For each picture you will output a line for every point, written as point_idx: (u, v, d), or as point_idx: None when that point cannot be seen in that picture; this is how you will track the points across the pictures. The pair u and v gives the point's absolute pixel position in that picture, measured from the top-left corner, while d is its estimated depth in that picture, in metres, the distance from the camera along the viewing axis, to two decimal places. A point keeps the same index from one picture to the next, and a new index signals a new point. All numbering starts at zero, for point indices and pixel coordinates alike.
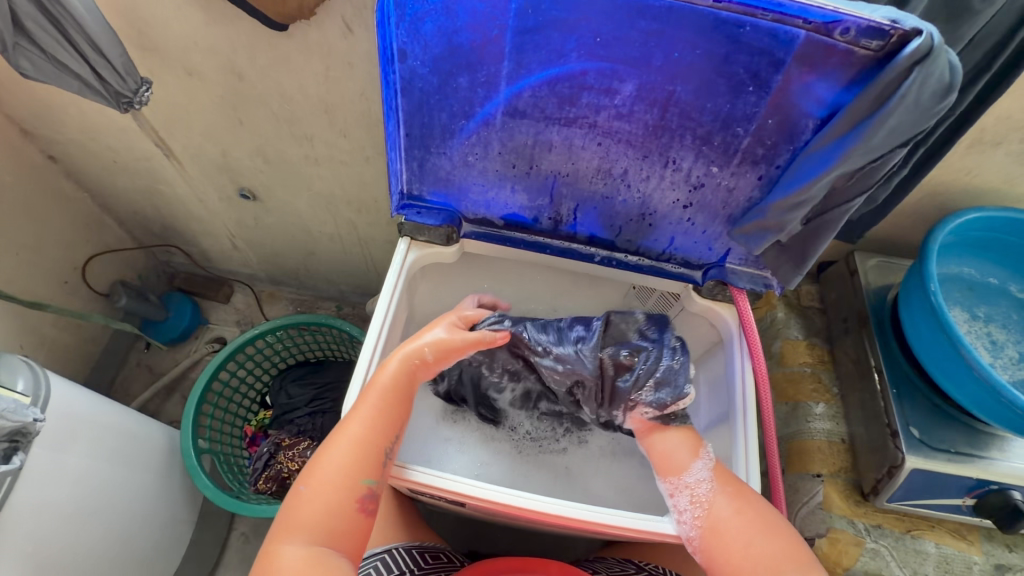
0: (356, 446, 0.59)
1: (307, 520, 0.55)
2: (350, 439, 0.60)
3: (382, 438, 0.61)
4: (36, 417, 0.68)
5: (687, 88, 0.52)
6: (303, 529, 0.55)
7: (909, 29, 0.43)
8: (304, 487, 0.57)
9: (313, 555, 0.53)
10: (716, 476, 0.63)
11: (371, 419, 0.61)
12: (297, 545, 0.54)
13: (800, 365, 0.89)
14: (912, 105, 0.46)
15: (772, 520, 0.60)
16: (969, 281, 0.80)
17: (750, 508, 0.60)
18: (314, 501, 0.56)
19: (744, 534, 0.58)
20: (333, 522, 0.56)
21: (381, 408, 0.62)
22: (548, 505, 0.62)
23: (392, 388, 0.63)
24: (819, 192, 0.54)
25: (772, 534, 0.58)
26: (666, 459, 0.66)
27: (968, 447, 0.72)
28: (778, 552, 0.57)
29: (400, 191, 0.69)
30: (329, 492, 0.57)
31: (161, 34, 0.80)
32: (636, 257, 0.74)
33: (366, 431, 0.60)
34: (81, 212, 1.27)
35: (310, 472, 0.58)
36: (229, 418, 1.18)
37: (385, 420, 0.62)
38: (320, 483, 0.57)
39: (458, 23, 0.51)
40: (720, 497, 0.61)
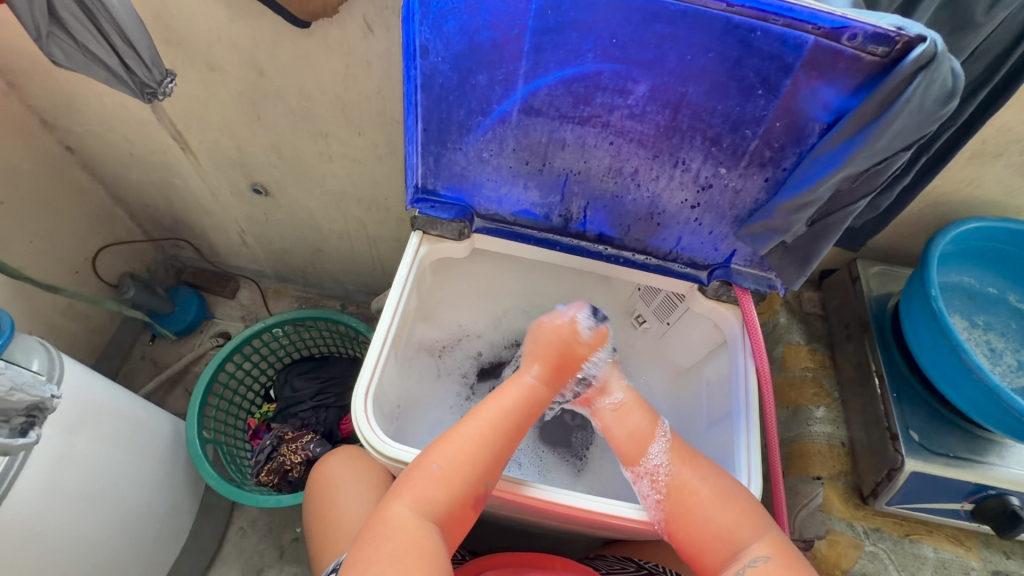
0: (480, 439, 0.61)
1: (423, 492, 0.58)
2: (474, 435, 0.62)
3: (503, 445, 0.62)
4: (53, 393, 0.70)
5: (698, 90, 0.54)
6: (418, 498, 0.57)
7: (913, 37, 0.45)
8: (440, 466, 0.59)
9: (423, 527, 0.56)
10: (672, 456, 0.65)
11: (496, 425, 0.63)
12: (402, 510, 0.56)
13: (801, 369, 0.90)
14: (916, 110, 0.47)
15: (732, 491, 0.62)
16: (969, 289, 0.81)
17: (706, 483, 0.62)
18: (440, 481, 0.58)
19: (705, 508, 0.61)
20: (453, 509, 0.58)
21: (521, 412, 0.65)
22: (552, 494, 0.63)
23: (527, 399, 0.66)
24: (824, 194, 0.55)
25: (730, 505, 0.60)
26: (625, 443, 0.67)
27: (967, 452, 0.73)
28: (738, 521, 0.60)
29: (415, 185, 0.70)
30: (470, 476, 0.60)
31: (186, 28, 0.82)
32: (643, 257, 0.75)
33: (501, 419, 0.63)
34: (94, 203, 1.29)
35: (438, 451, 0.61)
36: (232, 410, 1.19)
37: (510, 427, 0.63)
38: (450, 467, 0.59)
39: (480, 22, 0.53)
40: (677, 479, 0.63)
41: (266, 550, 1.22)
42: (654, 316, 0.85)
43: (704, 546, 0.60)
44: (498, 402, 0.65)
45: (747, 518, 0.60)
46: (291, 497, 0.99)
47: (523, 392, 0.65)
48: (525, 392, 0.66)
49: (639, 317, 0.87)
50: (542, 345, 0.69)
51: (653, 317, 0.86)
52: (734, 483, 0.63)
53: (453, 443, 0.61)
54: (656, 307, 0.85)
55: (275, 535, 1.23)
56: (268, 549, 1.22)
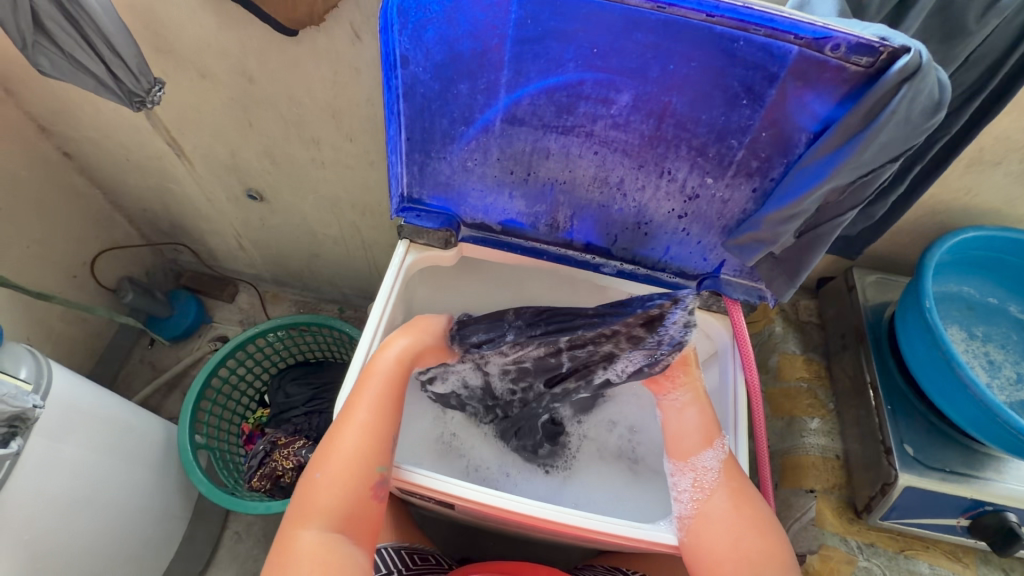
0: (364, 433, 0.60)
1: (321, 505, 0.56)
2: (357, 428, 0.61)
3: (389, 425, 0.62)
4: (35, 404, 0.70)
5: (682, 99, 0.53)
6: (321, 514, 0.56)
7: (898, 47, 0.43)
8: (322, 474, 0.58)
9: (332, 539, 0.55)
10: (724, 469, 0.63)
11: (376, 408, 0.62)
12: (310, 535, 0.55)
13: (796, 380, 0.89)
14: (902, 121, 0.46)
15: (764, 524, 0.60)
16: (967, 299, 0.79)
17: (745, 509, 0.60)
18: (329, 489, 0.57)
19: (734, 530, 0.59)
20: (358, 509, 0.58)
21: (391, 387, 0.64)
22: (534, 508, 0.62)
23: (394, 371, 0.65)
24: (811, 206, 0.54)
25: (765, 539, 0.58)
26: (680, 437, 0.67)
27: (963, 467, 0.71)
28: (769, 558, 0.57)
29: (400, 194, 0.70)
30: (350, 474, 0.58)
31: (176, 36, 0.82)
32: (631, 266, 0.74)
33: (372, 406, 0.62)
34: (93, 208, 1.30)
35: (324, 459, 0.59)
36: (226, 416, 1.19)
37: (386, 406, 0.63)
38: (336, 474, 0.58)
39: (459, 31, 0.52)
40: (722, 490, 0.62)
41: (261, 555, 1.22)
42: None
43: (722, 566, 0.58)
44: (371, 390, 0.63)
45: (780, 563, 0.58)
46: (281, 504, 0.98)
47: (395, 365, 0.65)
48: (391, 367, 0.65)
49: None
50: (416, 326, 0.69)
51: None
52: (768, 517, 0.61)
53: (335, 447, 0.60)
54: None
55: (269, 540, 1.23)
56: (262, 554, 1.22)
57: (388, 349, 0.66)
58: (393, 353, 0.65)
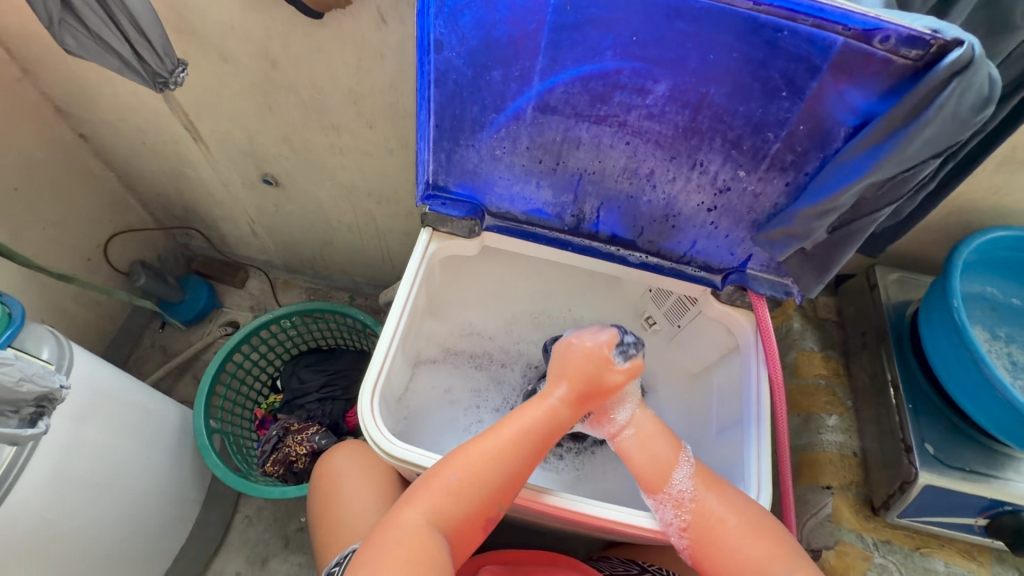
0: (498, 454, 0.60)
1: (438, 502, 0.57)
2: (501, 445, 0.61)
3: (521, 464, 0.61)
4: (61, 384, 0.69)
5: (719, 91, 0.53)
6: (433, 508, 0.57)
7: (950, 39, 0.42)
8: (457, 479, 0.59)
9: (431, 538, 0.56)
10: (698, 482, 0.63)
11: (521, 444, 0.61)
12: (416, 518, 0.56)
13: (814, 377, 0.88)
14: (948, 117, 0.45)
15: (758, 518, 0.61)
16: (991, 300, 0.79)
17: (735, 513, 0.61)
18: (456, 491, 0.58)
19: (732, 540, 0.60)
20: (463, 524, 0.58)
21: (542, 435, 0.63)
22: (557, 499, 0.62)
23: (551, 421, 0.63)
24: (847, 201, 0.53)
25: (759, 537, 0.60)
26: (647, 458, 0.65)
27: (983, 467, 0.71)
28: (766, 555, 0.59)
29: (426, 181, 0.69)
30: (483, 492, 0.59)
31: (199, 18, 0.81)
32: (656, 259, 0.74)
33: (522, 436, 0.62)
34: (106, 191, 1.29)
35: (459, 463, 0.60)
36: (240, 401, 1.19)
37: (531, 447, 0.62)
38: (468, 482, 0.59)
39: (496, 17, 0.51)
40: (701, 508, 0.62)
41: (271, 539, 1.23)
42: (665, 318, 0.84)
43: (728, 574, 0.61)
44: (511, 426, 0.62)
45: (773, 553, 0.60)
46: (296, 489, 0.99)
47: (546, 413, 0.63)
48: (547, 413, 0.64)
49: (649, 318, 0.86)
50: (570, 365, 0.66)
51: (664, 319, 0.85)
52: (770, 518, 0.62)
53: (470, 453, 0.60)
54: (668, 309, 0.83)
55: (280, 525, 1.24)
56: (273, 538, 1.23)
57: (554, 394, 0.65)
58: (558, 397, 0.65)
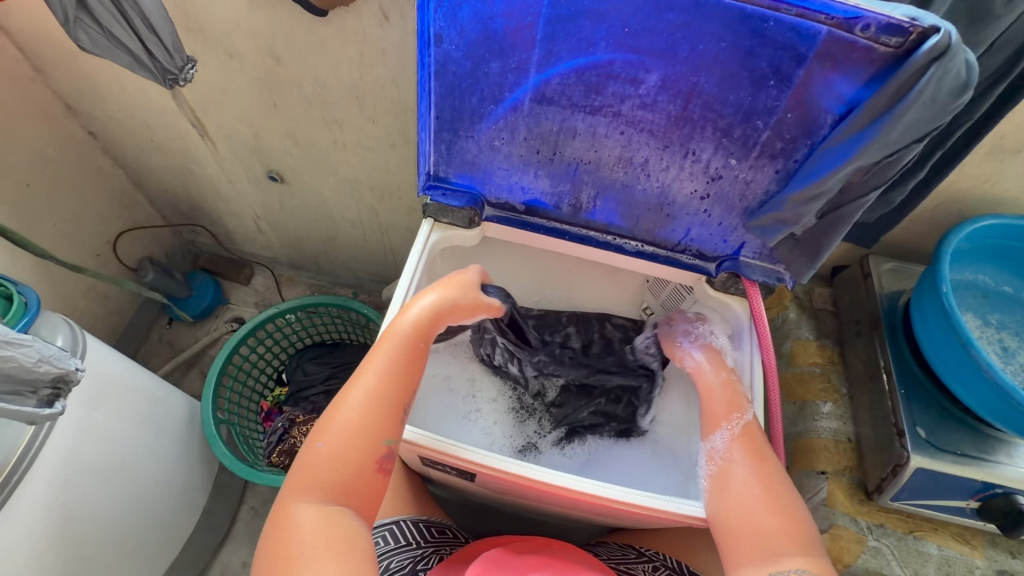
0: (367, 404, 0.60)
1: (317, 473, 0.57)
2: (359, 395, 0.61)
3: (393, 398, 0.62)
4: (77, 366, 0.71)
5: (710, 80, 0.55)
6: (315, 482, 0.56)
7: (928, 27, 0.44)
8: (327, 445, 0.58)
9: (330, 512, 0.55)
10: (742, 444, 0.65)
11: (386, 375, 0.63)
12: (304, 507, 0.54)
13: (809, 365, 0.90)
14: (928, 102, 0.47)
15: (785, 497, 0.60)
16: (982, 288, 0.80)
17: (766, 481, 0.61)
18: (331, 458, 0.57)
19: (747, 501, 0.60)
20: (356, 479, 0.58)
21: (407, 352, 0.65)
22: (555, 477, 0.64)
23: (412, 336, 0.66)
24: (834, 186, 0.55)
25: (780, 509, 0.59)
26: (710, 398, 0.70)
27: (974, 450, 0.73)
28: (782, 531, 0.58)
29: (427, 172, 0.71)
30: (360, 440, 0.59)
31: (207, 16, 0.84)
32: (651, 248, 0.76)
33: (377, 380, 0.62)
34: (116, 188, 1.32)
35: (327, 429, 0.59)
36: (246, 393, 1.21)
37: (393, 380, 0.63)
38: (342, 445, 0.58)
39: (493, 10, 0.53)
40: (733, 463, 0.64)
41: None
42: (661, 309, 0.87)
43: (737, 534, 0.59)
44: (377, 361, 0.64)
45: (791, 527, 0.58)
46: None
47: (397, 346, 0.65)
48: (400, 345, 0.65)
49: (648, 309, 0.89)
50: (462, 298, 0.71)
51: (660, 310, 0.88)
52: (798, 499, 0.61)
53: (336, 417, 0.60)
54: (665, 298, 0.85)
55: None
56: None
57: (410, 311, 0.67)
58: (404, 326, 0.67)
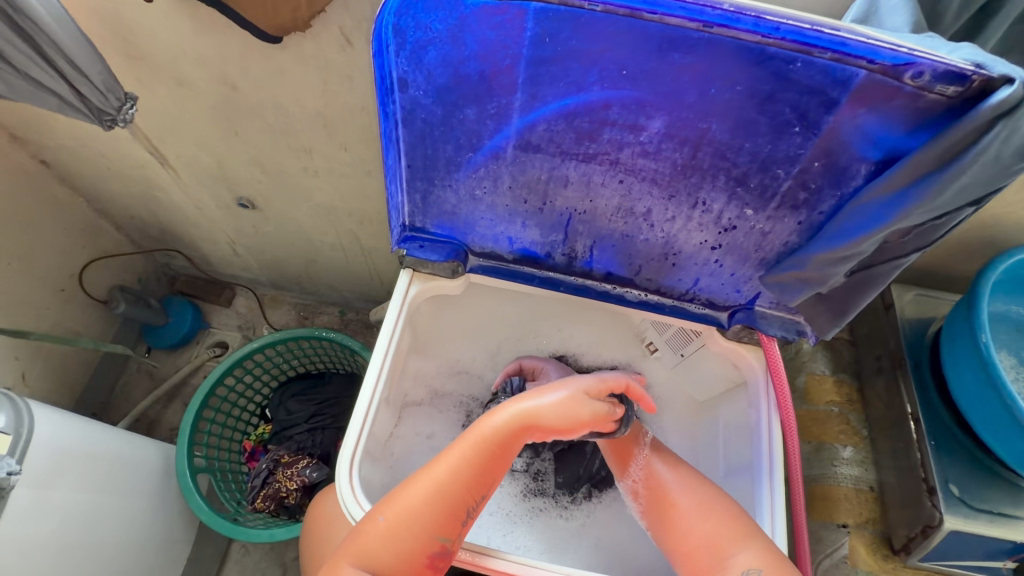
0: (437, 493, 0.55)
1: (369, 547, 0.53)
2: (432, 482, 0.56)
3: (467, 497, 0.56)
4: (9, 470, 0.66)
5: (723, 126, 0.46)
6: (364, 553, 0.52)
7: (995, 76, 0.36)
8: (386, 519, 0.54)
9: None
10: (650, 466, 0.66)
11: (460, 478, 0.56)
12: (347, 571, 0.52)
13: (826, 404, 0.83)
14: (990, 161, 0.39)
15: (711, 499, 0.60)
16: (1016, 320, 0.73)
17: (685, 495, 0.62)
18: (387, 536, 0.53)
19: (684, 518, 0.60)
20: (402, 566, 0.53)
21: (491, 459, 0.58)
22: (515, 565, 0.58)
23: (494, 441, 0.58)
24: (868, 248, 0.47)
25: (708, 514, 0.59)
26: (615, 439, 0.70)
27: (1012, 508, 0.67)
28: (720, 531, 0.57)
29: (402, 223, 0.63)
30: (420, 530, 0.54)
31: (150, 43, 0.75)
32: (655, 297, 0.68)
33: (456, 477, 0.56)
34: (78, 217, 1.23)
35: (391, 503, 0.55)
36: (227, 434, 1.14)
37: (473, 477, 0.57)
38: (405, 524, 0.54)
39: (465, 52, 0.45)
40: (654, 489, 0.65)
41: (269, 568, 1.18)
42: (666, 346, 0.78)
43: (689, 558, 0.59)
44: (455, 452, 0.58)
45: (728, 530, 0.57)
46: (285, 530, 0.95)
47: (490, 438, 0.58)
48: (487, 443, 0.58)
49: (650, 344, 0.80)
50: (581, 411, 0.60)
51: (665, 347, 0.79)
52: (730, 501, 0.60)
53: (406, 497, 0.55)
54: (668, 337, 0.77)
55: (277, 553, 1.19)
56: (270, 568, 1.18)
57: (501, 413, 0.59)
58: (503, 418, 0.59)
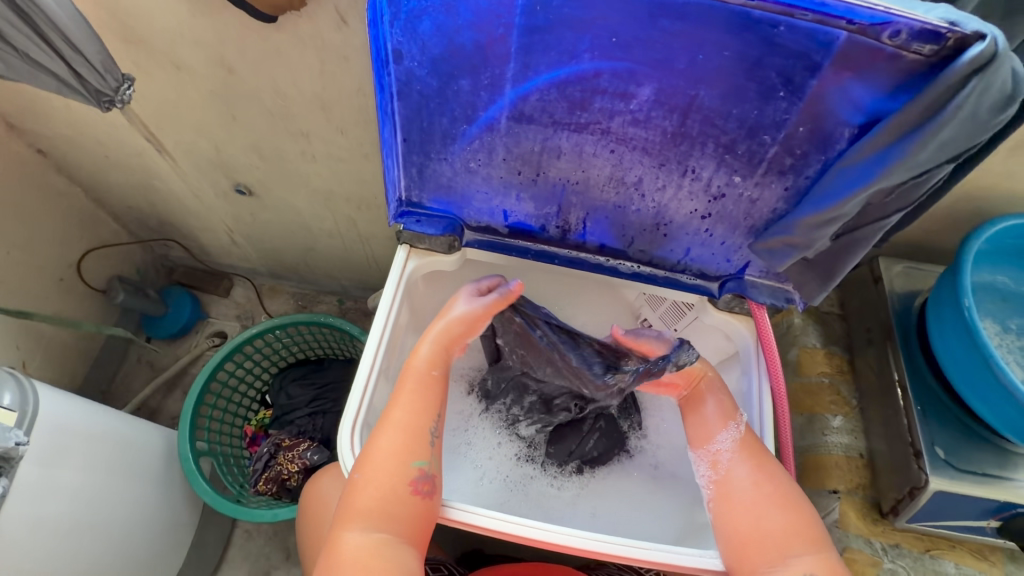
0: (398, 429, 0.60)
1: (358, 506, 0.56)
2: (392, 424, 0.60)
3: (424, 421, 0.61)
4: (18, 441, 0.68)
5: (711, 93, 0.48)
6: (357, 514, 0.55)
7: (969, 33, 0.38)
8: (363, 474, 0.57)
9: (371, 544, 0.54)
10: (739, 447, 0.63)
11: (410, 405, 0.61)
12: (351, 536, 0.54)
13: (818, 376, 0.84)
14: (966, 118, 0.40)
15: (793, 500, 0.59)
16: (1001, 289, 0.75)
17: (770, 486, 0.60)
18: (367, 487, 0.56)
19: (755, 505, 0.59)
20: (393, 511, 0.56)
21: (429, 382, 0.64)
22: (611, 546, 0.58)
23: (427, 366, 0.65)
24: (853, 209, 0.49)
25: (788, 512, 0.58)
26: (708, 413, 0.66)
27: (996, 469, 0.69)
28: (795, 531, 0.57)
29: (399, 198, 0.64)
30: (394, 468, 0.57)
31: (146, 26, 0.75)
32: (648, 269, 0.69)
33: (406, 409, 0.61)
34: (75, 207, 1.24)
35: (364, 459, 0.58)
36: (228, 419, 1.15)
37: (423, 403, 0.62)
38: (380, 471, 0.57)
39: (459, 22, 0.46)
40: (736, 468, 0.62)
41: (273, 552, 1.20)
42: (661, 323, 0.78)
43: (747, 543, 0.57)
44: (402, 391, 0.63)
45: (802, 532, 0.57)
46: (288, 510, 0.96)
47: (422, 365, 0.64)
48: (419, 371, 0.64)
49: (645, 322, 0.79)
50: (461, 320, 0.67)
51: (660, 324, 0.78)
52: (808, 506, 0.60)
53: (373, 447, 0.59)
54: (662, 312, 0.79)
55: (281, 538, 1.21)
56: (274, 551, 1.19)
57: (421, 348, 0.66)
58: (426, 347, 0.66)
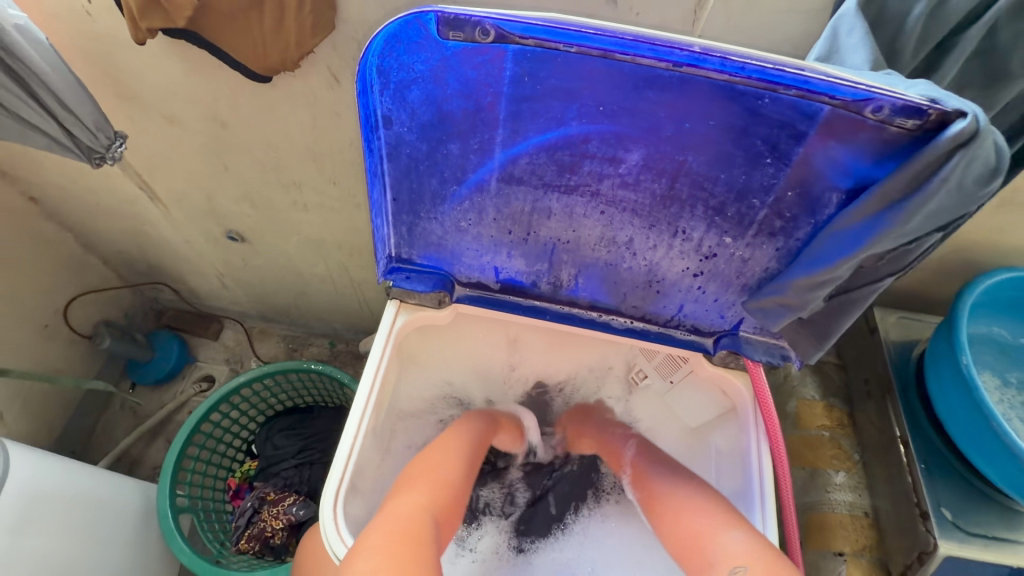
0: (435, 475, 0.64)
1: (392, 519, 0.56)
2: (431, 470, 0.65)
3: (455, 476, 0.66)
4: None
5: (699, 158, 0.48)
6: (387, 526, 0.55)
7: (950, 110, 0.38)
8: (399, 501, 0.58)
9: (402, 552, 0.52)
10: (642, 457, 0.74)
11: (449, 458, 0.67)
12: (375, 539, 0.53)
13: (818, 429, 0.82)
14: (953, 189, 0.40)
15: (716, 503, 0.62)
16: (999, 343, 0.75)
17: (682, 498, 0.65)
18: (400, 509, 0.57)
19: (692, 518, 0.62)
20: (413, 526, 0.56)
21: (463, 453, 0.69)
22: None
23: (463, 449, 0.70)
24: (843, 273, 0.48)
25: (713, 512, 0.61)
26: (609, 452, 0.79)
27: (1006, 531, 0.67)
28: (716, 526, 0.59)
29: (389, 254, 0.64)
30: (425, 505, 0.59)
31: (141, 84, 0.77)
32: (641, 324, 0.68)
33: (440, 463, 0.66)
34: (64, 253, 1.23)
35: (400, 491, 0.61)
36: (211, 472, 1.11)
37: (459, 464, 0.67)
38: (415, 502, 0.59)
39: (448, 90, 0.47)
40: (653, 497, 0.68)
41: None
42: (656, 373, 0.78)
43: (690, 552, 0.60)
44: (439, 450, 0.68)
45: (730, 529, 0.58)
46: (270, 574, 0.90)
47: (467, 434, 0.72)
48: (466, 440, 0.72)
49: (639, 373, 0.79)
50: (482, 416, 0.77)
51: (654, 374, 0.78)
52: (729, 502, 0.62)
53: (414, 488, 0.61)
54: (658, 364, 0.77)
55: None
56: None
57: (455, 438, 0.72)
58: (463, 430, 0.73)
